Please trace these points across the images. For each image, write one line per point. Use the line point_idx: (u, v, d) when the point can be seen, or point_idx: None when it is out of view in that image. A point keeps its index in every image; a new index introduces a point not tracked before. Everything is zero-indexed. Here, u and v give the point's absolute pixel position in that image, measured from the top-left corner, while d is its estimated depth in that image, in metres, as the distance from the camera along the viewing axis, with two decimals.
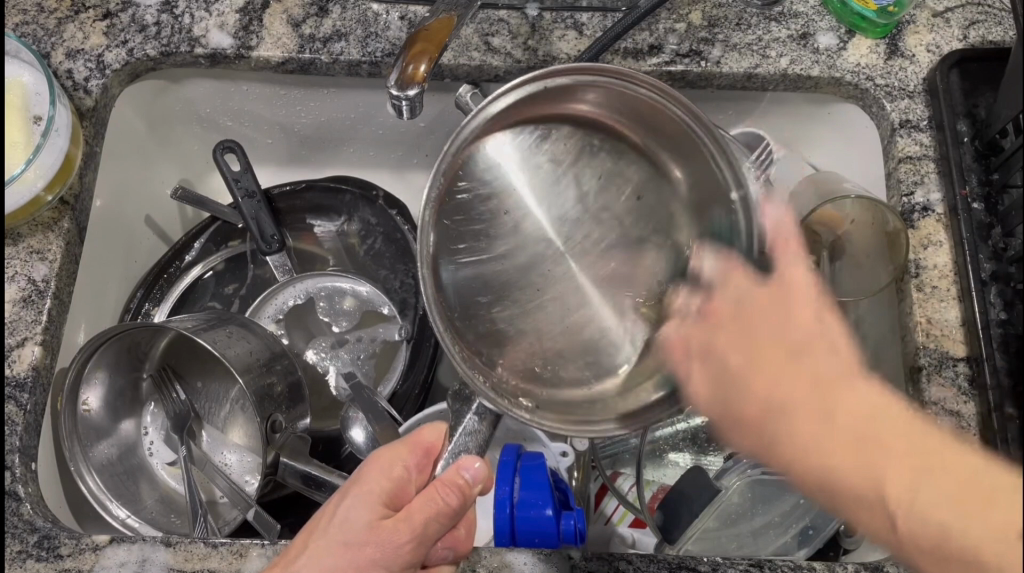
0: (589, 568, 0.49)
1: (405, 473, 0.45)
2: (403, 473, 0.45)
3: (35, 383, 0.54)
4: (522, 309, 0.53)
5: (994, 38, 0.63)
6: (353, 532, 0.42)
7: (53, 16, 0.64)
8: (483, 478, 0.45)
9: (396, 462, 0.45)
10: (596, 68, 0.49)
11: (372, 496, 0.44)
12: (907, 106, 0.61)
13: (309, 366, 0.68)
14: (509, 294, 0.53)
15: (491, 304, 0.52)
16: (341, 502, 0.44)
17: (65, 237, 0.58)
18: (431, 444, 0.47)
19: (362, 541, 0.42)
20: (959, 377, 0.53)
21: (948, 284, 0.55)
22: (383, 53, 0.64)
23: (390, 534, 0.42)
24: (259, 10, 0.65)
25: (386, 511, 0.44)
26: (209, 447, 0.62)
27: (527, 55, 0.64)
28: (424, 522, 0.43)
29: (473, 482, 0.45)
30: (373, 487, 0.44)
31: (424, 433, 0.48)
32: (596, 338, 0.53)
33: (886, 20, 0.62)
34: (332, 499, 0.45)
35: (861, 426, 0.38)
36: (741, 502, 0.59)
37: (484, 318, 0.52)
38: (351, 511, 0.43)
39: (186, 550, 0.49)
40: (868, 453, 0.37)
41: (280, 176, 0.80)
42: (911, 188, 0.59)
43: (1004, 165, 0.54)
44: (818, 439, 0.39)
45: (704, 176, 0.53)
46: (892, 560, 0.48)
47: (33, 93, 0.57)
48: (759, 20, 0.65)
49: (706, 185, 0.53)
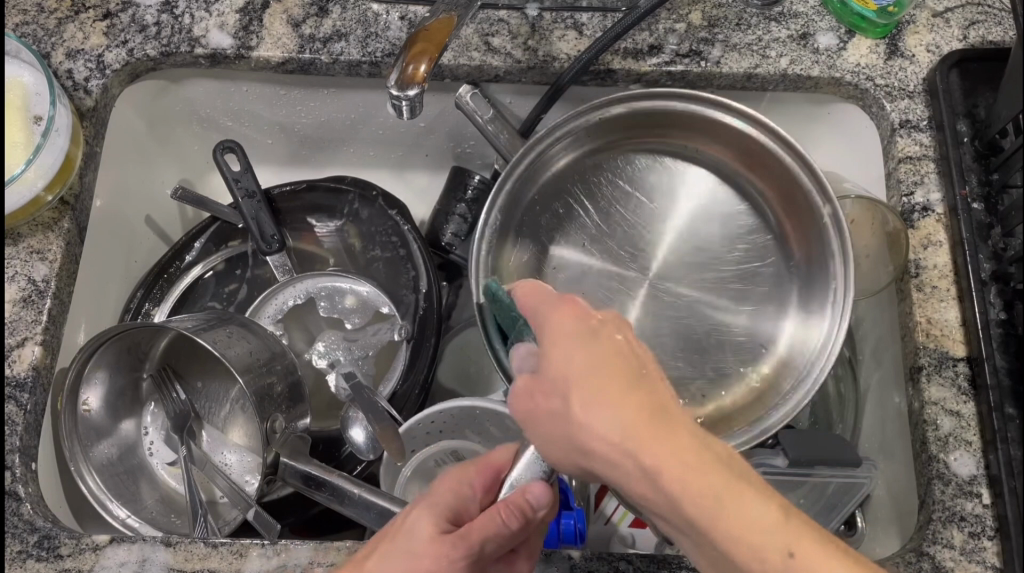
0: (589, 568, 0.49)
1: (469, 493, 0.46)
2: (468, 492, 0.46)
3: (35, 383, 0.54)
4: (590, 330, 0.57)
5: (993, 38, 0.63)
6: (415, 543, 0.43)
7: (53, 16, 0.64)
8: (548, 504, 0.43)
9: (463, 484, 0.46)
10: (688, 94, 0.55)
11: (437, 511, 0.44)
12: (906, 106, 0.61)
13: (310, 365, 0.68)
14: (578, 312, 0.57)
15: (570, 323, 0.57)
16: (409, 514, 0.45)
17: (65, 237, 0.58)
18: (500, 464, 0.47)
19: (422, 553, 0.42)
20: (959, 376, 0.53)
21: (948, 284, 0.56)
22: (383, 53, 0.64)
23: (447, 550, 0.42)
24: (259, 10, 0.65)
25: (447, 526, 0.44)
26: (209, 447, 0.62)
27: (527, 55, 0.64)
28: (479, 540, 0.42)
29: (538, 506, 0.43)
30: (437, 503, 0.45)
31: (494, 454, 0.47)
32: None
33: (886, 20, 0.62)
34: (403, 512, 0.46)
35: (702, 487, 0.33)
36: None
37: None
38: (415, 525, 0.44)
39: (186, 550, 0.49)
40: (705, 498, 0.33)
41: (280, 177, 0.80)
42: (911, 188, 0.59)
43: (1004, 165, 0.54)
44: (665, 461, 0.34)
45: (803, 212, 0.55)
46: (891, 560, 0.48)
47: (34, 93, 0.57)
48: (759, 20, 0.65)
49: (803, 217, 0.55)
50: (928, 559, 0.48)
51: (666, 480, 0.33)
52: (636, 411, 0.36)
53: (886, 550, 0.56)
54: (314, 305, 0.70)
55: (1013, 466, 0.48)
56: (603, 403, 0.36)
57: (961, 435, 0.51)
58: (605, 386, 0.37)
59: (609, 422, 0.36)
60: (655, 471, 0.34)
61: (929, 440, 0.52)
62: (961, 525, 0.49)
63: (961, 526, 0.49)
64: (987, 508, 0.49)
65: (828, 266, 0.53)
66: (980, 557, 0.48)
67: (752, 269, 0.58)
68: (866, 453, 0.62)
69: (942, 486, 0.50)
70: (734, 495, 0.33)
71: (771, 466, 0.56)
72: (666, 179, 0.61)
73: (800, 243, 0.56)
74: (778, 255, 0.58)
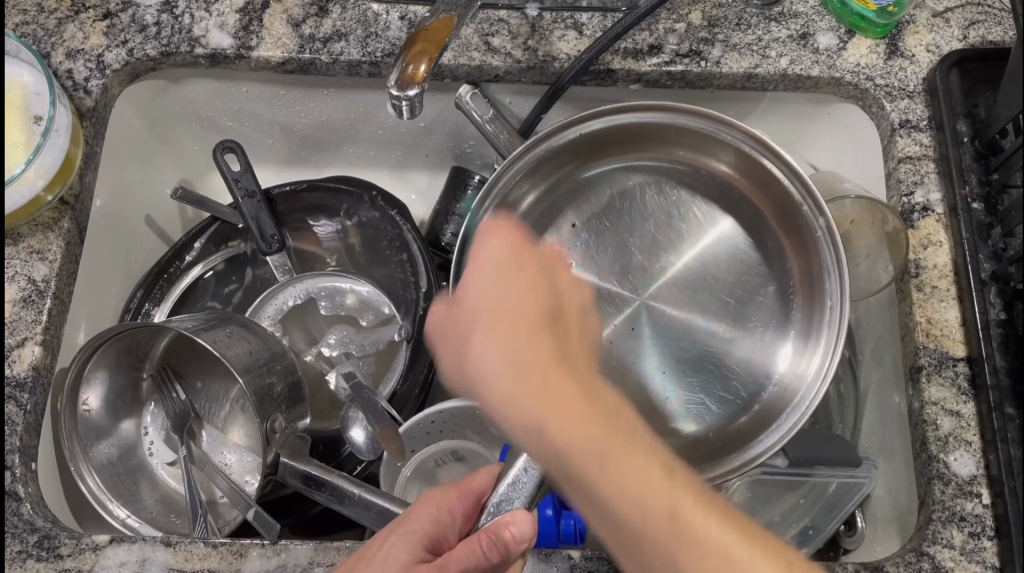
0: (589, 568, 0.49)
1: (450, 520, 0.47)
2: (446, 519, 0.47)
3: (35, 383, 0.54)
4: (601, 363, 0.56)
5: (993, 38, 0.63)
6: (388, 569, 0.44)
7: (53, 16, 0.64)
8: (530, 536, 0.42)
9: (443, 510, 0.47)
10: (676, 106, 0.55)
11: (415, 536, 0.45)
12: (907, 106, 0.61)
13: (308, 364, 0.68)
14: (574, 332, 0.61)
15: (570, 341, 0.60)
16: (386, 539, 0.45)
17: (65, 236, 0.58)
18: (480, 489, 0.48)
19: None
20: (959, 376, 0.53)
21: (948, 284, 0.56)
22: (383, 53, 0.64)
23: None
24: (259, 10, 0.65)
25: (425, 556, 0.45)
26: (209, 447, 0.62)
27: (527, 55, 0.64)
28: (458, 570, 0.42)
29: (520, 539, 0.42)
30: (417, 530, 0.46)
31: (477, 477, 0.49)
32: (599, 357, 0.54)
33: (886, 20, 0.62)
34: (380, 535, 0.47)
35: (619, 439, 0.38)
36: (741, 502, 0.58)
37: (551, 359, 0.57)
38: (392, 551, 0.44)
39: (186, 550, 0.49)
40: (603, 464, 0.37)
41: (280, 177, 0.80)
42: (911, 188, 0.59)
43: (1004, 165, 0.54)
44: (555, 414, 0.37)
45: (789, 224, 0.57)
46: (892, 560, 0.48)
47: (33, 94, 0.57)
48: (759, 20, 0.65)
49: (795, 236, 0.57)
50: (928, 559, 0.48)
51: (568, 455, 0.37)
52: (534, 381, 0.38)
53: (886, 550, 0.56)
54: (313, 305, 0.70)
55: (1013, 466, 0.48)
56: (506, 361, 0.39)
57: (961, 434, 0.51)
58: (516, 360, 0.39)
59: (503, 370, 0.39)
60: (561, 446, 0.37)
61: (929, 440, 0.52)
62: (961, 525, 0.49)
63: (961, 526, 0.49)
64: (987, 508, 0.49)
65: (823, 285, 0.54)
66: (980, 557, 0.48)
67: (753, 288, 0.59)
68: (866, 453, 0.62)
69: (942, 486, 0.50)
70: (625, 464, 0.37)
71: (769, 466, 0.57)
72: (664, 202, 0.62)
73: (797, 260, 0.57)
74: (773, 278, 0.59)
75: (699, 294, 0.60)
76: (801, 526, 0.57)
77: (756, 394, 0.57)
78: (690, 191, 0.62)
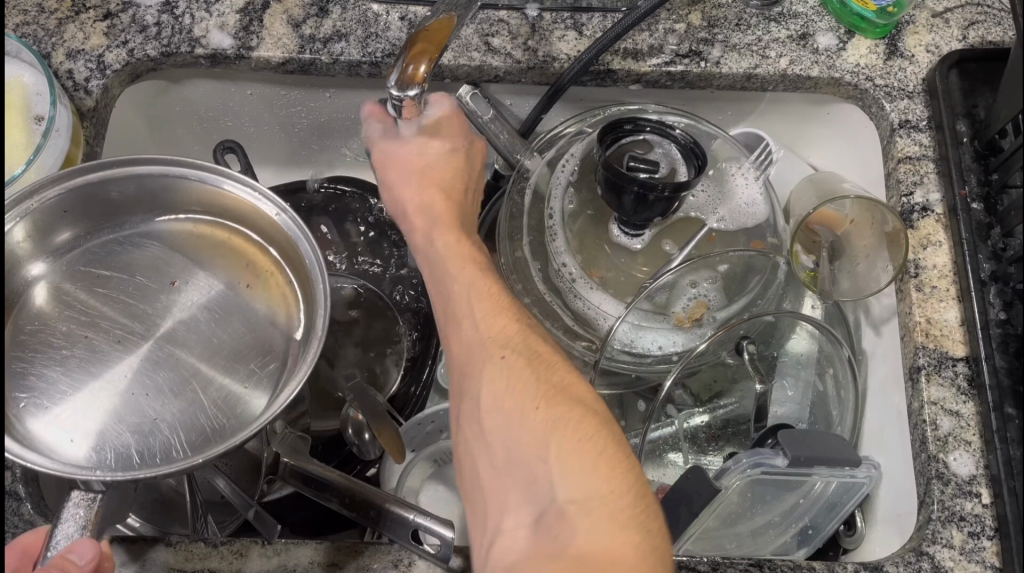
0: None
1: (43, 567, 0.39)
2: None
3: None
4: (250, 373, 0.47)
5: (993, 38, 0.63)
6: None
7: (54, 16, 0.64)
8: (93, 562, 0.39)
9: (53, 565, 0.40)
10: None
11: None
12: (906, 106, 0.62)
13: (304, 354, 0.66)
14: (182, 387, 0.46)
15: (187, 404, 0.46)
16: None
17: None
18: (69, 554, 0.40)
19: None
20: (959, 377, 0.53)
21: (948, 284, 0.56)
22: (383, 53, 0.64)
23: None
24: (259, 10, 0.65)
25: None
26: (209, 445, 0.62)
27: (527, 55, 0.64)
28: None
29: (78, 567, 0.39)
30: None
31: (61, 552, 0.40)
32: (216, 371, 0.47)
33: (886, 20, 0.62)
34: None
35: (489, 329, 0.43)
36: (740, 502, 0.53)
37: (162, 447, 0.44)
38: None
39: (186, 550, 0.48)
40: (477, 341, 0.43)
41: (280, 177, 0.81)
42: (910, 188, 0.59)
43: (1004, 165, 0.54)
44: (472, 310, 0.45)
45: (90, 207, 0.49)
46: (892, 560, 0.48)
47: (34, 94, 0.57)
48: (759, 20, 0.65)
49: (153, 204, 0.50)
50: (928, 559, 0.48)
51: (468, 319, 0.45)
52: (487, 305, 0.45)
53: (886, 550, 0.55)
54: None
55: (1013, 466, 0.48)
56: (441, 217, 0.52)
57: (960, 434, 0.51)
58: (472, 294, 0.45)
59: (479, 330, 0.44)
60: (456, 296, 0.46)
61: (929, 440, 0.52)
62: (961, 525, 0.49)
63: (961, 526, 0.49)
64: (987, 508, 0.49)
65: (127, 218, 0.51)
66: (979, 557, 0.48)
67: (161, 270, 0.50)
68: (866, 451, 0.61)
69: (942, 486, 0.50)
70: (519, 422, 0.39)
71: (770, 465, 0.52)
72: (243, 245, 0.51)
73: (144, 239, 0.51)
74: (134, 228, 0.51)
75: (129, 264, 0.50)
76: (800, 526, 0.55)
77: (240, 301, 0.50)
78: (154, 232, 0.51)
